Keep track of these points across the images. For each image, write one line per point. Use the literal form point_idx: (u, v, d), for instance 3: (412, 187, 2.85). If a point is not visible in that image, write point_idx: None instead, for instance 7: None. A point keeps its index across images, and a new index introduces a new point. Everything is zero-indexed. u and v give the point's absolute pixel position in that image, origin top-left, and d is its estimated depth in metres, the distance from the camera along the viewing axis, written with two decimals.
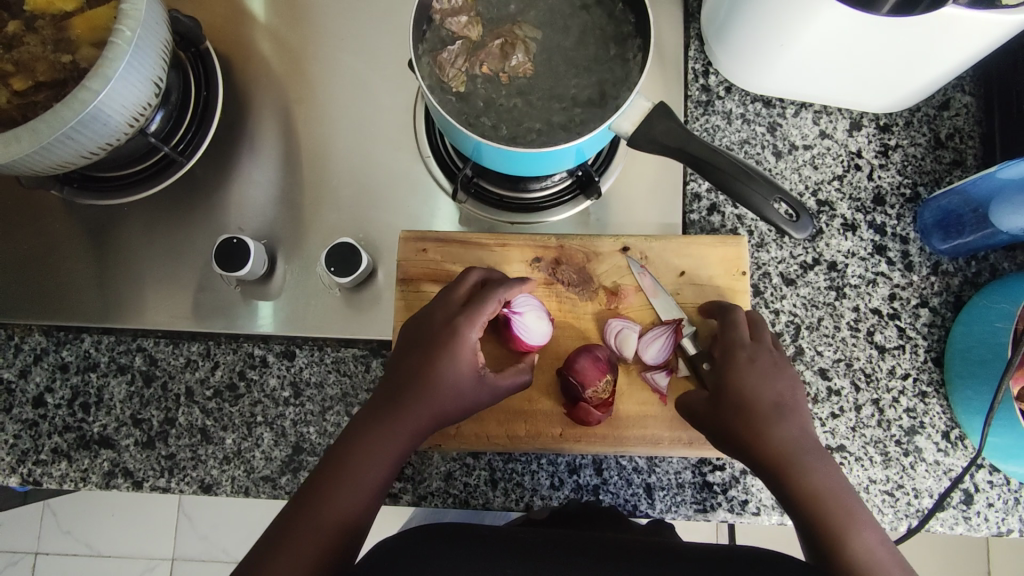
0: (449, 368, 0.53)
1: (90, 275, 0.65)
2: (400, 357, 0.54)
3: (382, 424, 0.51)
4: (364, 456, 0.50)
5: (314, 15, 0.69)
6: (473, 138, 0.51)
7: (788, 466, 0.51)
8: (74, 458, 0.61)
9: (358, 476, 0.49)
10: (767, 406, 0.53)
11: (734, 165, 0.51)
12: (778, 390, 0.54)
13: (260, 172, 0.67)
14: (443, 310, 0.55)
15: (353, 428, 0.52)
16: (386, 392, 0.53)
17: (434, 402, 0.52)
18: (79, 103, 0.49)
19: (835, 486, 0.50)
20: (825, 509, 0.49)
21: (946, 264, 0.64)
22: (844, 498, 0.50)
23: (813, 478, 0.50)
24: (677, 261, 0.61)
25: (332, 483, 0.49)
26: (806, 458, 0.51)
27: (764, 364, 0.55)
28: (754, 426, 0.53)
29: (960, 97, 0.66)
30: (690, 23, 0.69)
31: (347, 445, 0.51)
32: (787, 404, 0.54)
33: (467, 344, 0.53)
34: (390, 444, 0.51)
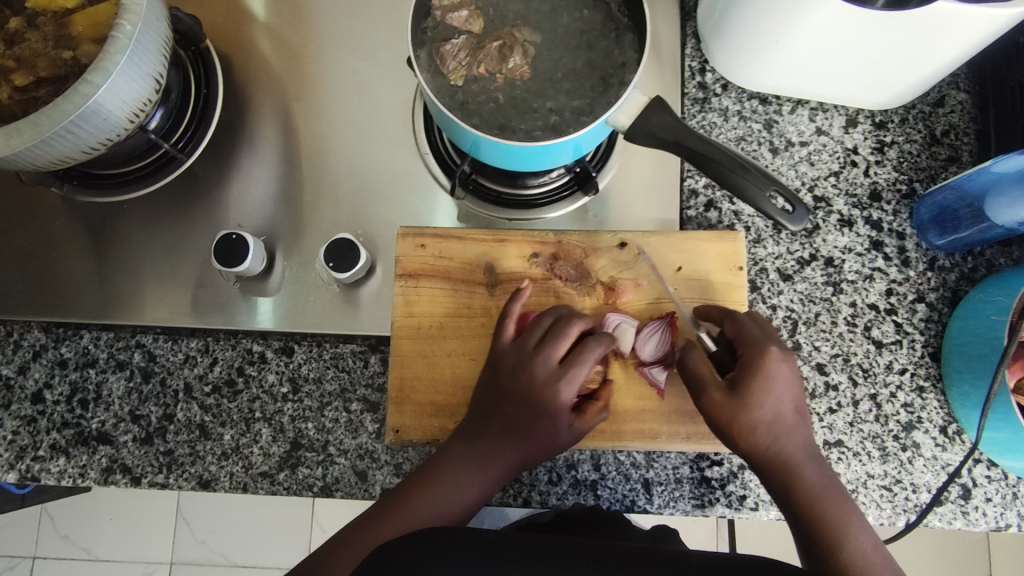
0: (542, 424, 0.55)
1: (89, 272, 0.65)
2: (485, 398, 0.57)
3: (467, 468, 0.55)
4: (447, 496, 0.54)
5: (313, 14, 0.70)
6: (471, 133, 0.51)
7: (795, 472, 0.53)
8: (73, 454, 0.61)
9: (437, 513, 0.54)
10: (778, 415, 0.53)
11: (730, 158, 0.51)
12: (796, 397, 0.54)
13: (259, 169, 0.67)
14: (538, 361, 0.55)
15: (439, 461, 0.56)
16: (476, 434, 0.56)
17: (527, 451, 0.56)
18: (80, 97, 0.49)
19: (834, 492, 0.52)
20: (824, 511, 0.51)
21: (942, 259, 0.64)
22: (843, 503, 0.52)
23: (816, 484, 0.52)
24: (674, 257, 0.62)
25: (404, 514, 0.54)
26: (812, 465, 0.53)
27: (786, 367, 0.54)
28: (770, 430, 0.53)
29: (955, 94, 0.67)
30: (686, 21, 0.69)
31: (430, 482, 0.55)
32: (799, 407, 0.54)
33: (564, 402, 0.55)
34: (474, 486, 0.55)
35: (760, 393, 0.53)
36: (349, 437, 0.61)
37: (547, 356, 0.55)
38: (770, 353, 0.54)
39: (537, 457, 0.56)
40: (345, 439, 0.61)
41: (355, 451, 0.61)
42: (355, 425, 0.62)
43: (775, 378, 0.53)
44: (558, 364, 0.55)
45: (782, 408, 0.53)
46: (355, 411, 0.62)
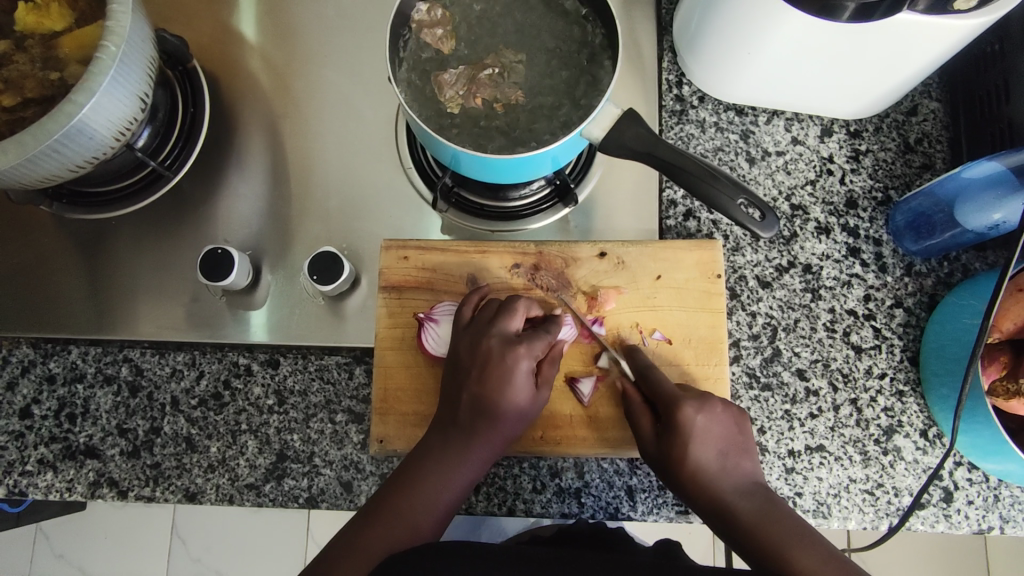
0: (510, 400, 0.55)
1: (78, 289, 0.66)
2: (452, 387, 0.57)
3: (447, 456, 0.54)
4: (432, 488, 0.53)
5: (299, 34, 0.71)
6: (451, 148, 0.52)
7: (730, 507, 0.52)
8: (61, 469, 0.62)
9: (428, 506, 0.53)
10: (710, 457, 0.54)
11: (699, 166, 0.52)
12: (724, 435, 0.55)
13: (246, 185, 0.68)
14: (493, 338, 0.56)
15: (417, 457, 0.55)
16: (449, 422, 0.56)
17: (499, 432, 0.55)
18: (64, 115, 0.50)
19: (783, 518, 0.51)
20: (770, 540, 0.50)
21: (919, 264, 0.65)
22: (794, 528, 0.50)
23: (754, 514, 0.52)
24: (653, 266, 0.62)
25: (393, 511, 0.52)
26: (746, 497, 0.53)
27: (706, 408, 0.55)
28: (695, 472, 0.54)
29: (927, 103, 0.68)
30: (663, 35, 0.71)
31: (417, 475, 0.54)
32: (729, 445, 0.55)
33: (523, 374, 0.55)
34: (459, 473, 0.54)
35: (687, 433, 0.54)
36: (334, 448, 0.62)
37: (504, 333, 0.56)
38: (682, 400, 0.55)
39: (507, 440, 0.56)
40: (330, 450, 0.62)
41: (340, 462, 0.62)
42: (340, 436, 0.62)
43: (690, 419, 0.54)
44: (516, 340, 0.56)
45: (707, 448, 0.54)
46: (339, 422, 0.62)
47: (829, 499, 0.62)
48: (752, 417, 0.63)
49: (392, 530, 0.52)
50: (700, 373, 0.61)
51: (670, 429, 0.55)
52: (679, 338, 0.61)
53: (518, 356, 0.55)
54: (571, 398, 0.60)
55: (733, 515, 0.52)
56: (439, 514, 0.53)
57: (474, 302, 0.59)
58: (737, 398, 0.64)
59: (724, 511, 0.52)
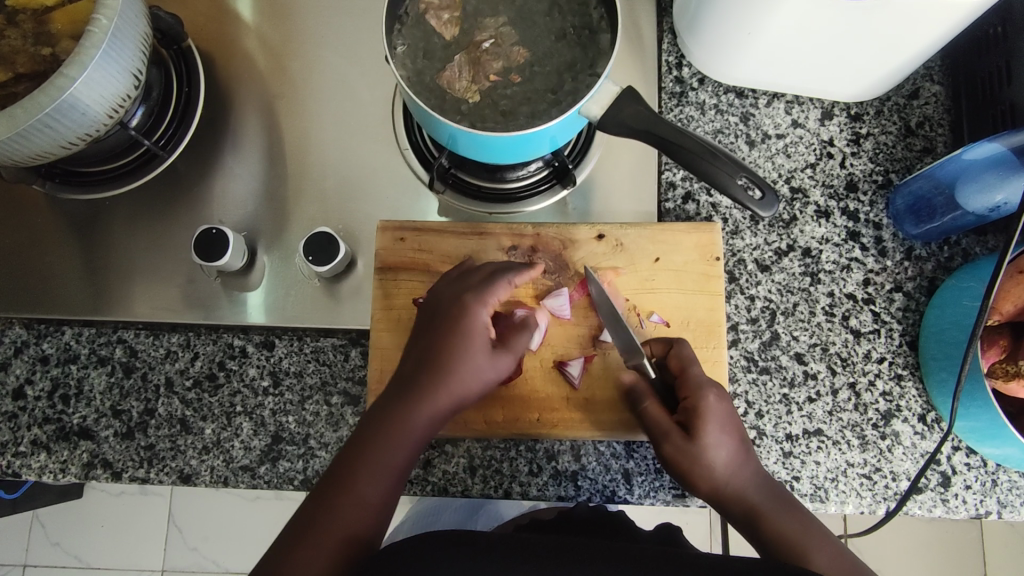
0: (469, 350, 0.53)
1: (72, 269, 0.66)
2: (415, 343, 0.56)
3: (398, 410, 0.52)
4: (385, 442, 0.51)
5: (295, 14, 0.71)
6: (449, 126, 0.52)
7: (749, 499, 0.53)
8: (54, 450, 0.61)
9: (382, 464, 0.50)
10: (736, 449, 0.53)
11: (699, 145, 0.52)
12: (740, 421, 0.54)
13: (241, 166, 0.68)
14: (455, 291, 0.56)
15: (371, 415, 0.53)
16: (407, 376, 0.54)
17: (456, 383, 0.53)
18: (56, 89, 0.50)
19: (792, 510, 0.53)
20: (788, 533, 0.51)
21: (919, 249, 0.65)
22: (794, 514, 0.52)
23: (767, 500, 0.53)
24: (652, 248, 0.62)
25: (347, 477, 0.49)
26: (762, 486, 0.53)
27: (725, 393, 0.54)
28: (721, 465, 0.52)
29: (929, 86, 0.68)
30: (663, 17, 0.70)
31: (369, 432, 0.51)
32: (741, 433, 0.54)
33: (484, 323, 0.54)
34: (416, 426, 0.52)
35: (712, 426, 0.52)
36: (330, 430, 0.62)
37: (466, 284, 0.56)
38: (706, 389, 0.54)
39: (463, 391, 0.53)
40: (326, 432, 0.62)
41: (336, 444, 0.61)
42: (335, 418, 0.62)
43: (715, 414, 0.53)
44: (473, 290, 0.56)
45: (730, 439, 0.53)
46: (335, 404, 0.62)
47: (827, 483, 0.62)
48: (750, 401, 0.63)
49: (344, 490, 0.49)
50: (697, 356, 0.60)
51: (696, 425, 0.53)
52: (676, 320, 0.61)
53: (477, 301, 0.54)
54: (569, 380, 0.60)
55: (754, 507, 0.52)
56: (395, 474, 0.51)
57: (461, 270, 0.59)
58: (735, 381, 0.63)
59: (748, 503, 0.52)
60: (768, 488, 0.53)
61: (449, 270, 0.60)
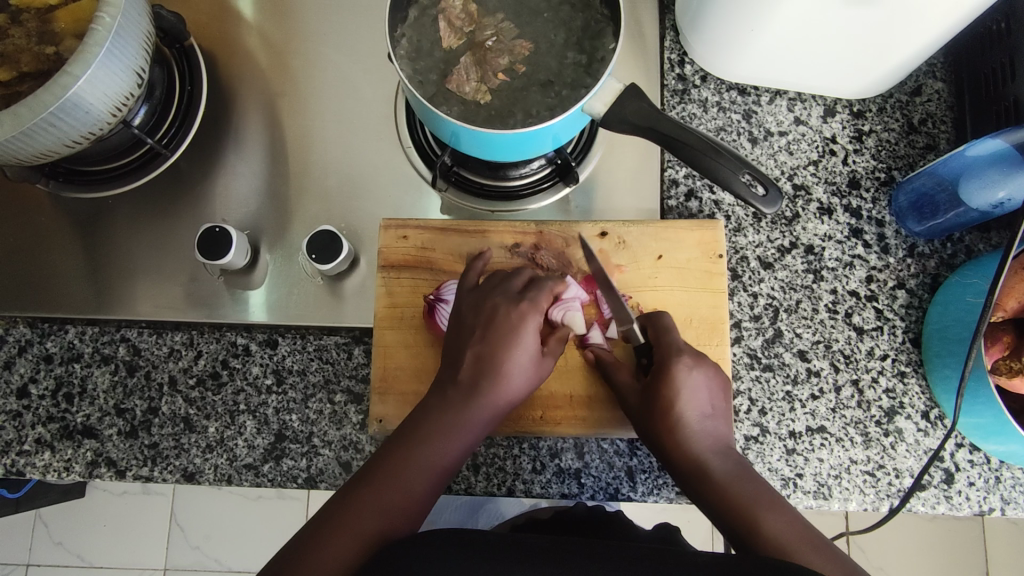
0: (514, 357, 0.54)
1: (76, 267, 0.66)
2: (454, 349, 0.56)
3: (449, 414, 0.53)
4: (434, 445, 0.52)
5: (297, 12, 0.71)
6: (452, 123, 0.52)
7: (707, 467, 0.52)
8: (58, 448, 0.62)
9: (424, 464, 0.51)
10: (693, 416, 0.54)
11: (702, 141, 0.52)
12: (709, 398, 0.55)
13: (244, 165, 0.68)
14: (499, 295, 0.57)
15: (416, 418, 0.53)
16: (450, 383, 0.54)
17: (503, 392, 0.54)
18: (60, 87, 0.50)
19: (750, 479, 0.52)
20: (738, 499, 0.50)
21: (922, 246, 0.65)
22: (759, 488, 0.51)
23: (728, 472, 0.52)
24: (654, 246, 0.62)
25: (382, 473, 0.50)
26: (722, 458, 0.53)
27: (695, 368, 0.55)
28: (680, 428, 0.53)
29: (931, 83, 0.68)
30: (666, 14, 0.70)
31: (417, 435, 0.52)
32: (714, 406, 0.55)
33: (532, 332, 0.55)
34: (458, 430, 0.52)
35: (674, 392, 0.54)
36: (333, 428, 0.62)
37: (509, 292, 0.57)
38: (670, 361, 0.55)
39: (509, 397, 0.54)
40: (329, 430, 0.62)
41: (339, 442, 0.62)
42: (339, 416, 0.62)
43: (683, 377, 0.54)
44: (519, 296, 0.57)
45: (694, 404, 0.54)
46: (339, 402, 0.62)
47: (830, 480, 0.62)
48: (753, 398, 0.63)
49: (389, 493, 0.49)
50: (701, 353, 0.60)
51: (658, 381, 0.55)
52: (679, 317, 0.61)
53: (527, 310, 0.56)
54: (572, 378, 0.60)
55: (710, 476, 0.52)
56: (436, 475, 0.51)
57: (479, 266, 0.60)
58: (738, 378, 0.63)
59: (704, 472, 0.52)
60: (727, 458, 0.53)
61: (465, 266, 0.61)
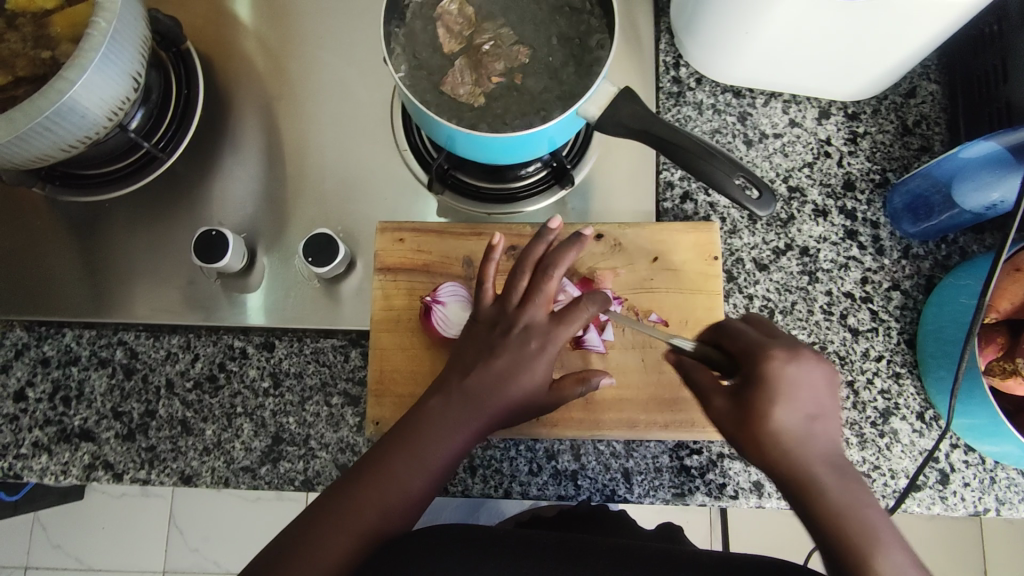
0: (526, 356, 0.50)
1: (73, 271, 0.66)
2: (467, 346, 0.53)
3: (445, 425, 0.49)
4: (425, 457, 0.48)
5: (294, 15, 0.71)
6: (448, 127, 0.52)
7: (816, 491, 0.41)
8: (55, 451, 0.62)
9: (422, 463, 0.47)
10: (798, 425, 0.43)
11: (696, 144, 0.52)
12: (823, 399, 0.44)
13: (241, 168, 0.68)
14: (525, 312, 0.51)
15: (416, 420, 0.49)
16: (455, 381, 0.51)
17: (502, 409, 0.50)
18: (56, 92, 0.50)
19: (863, 511, 0.40)
20: (847, 532, 0.40)
21: (916, 247, 0.65)
22: (880, 515, 0.40)
23: (839, 495, 0.41)
24: (650, 248, 0.62)
25: (378, 474, 0.47)
26: (837, 475, 0.42)
27: (800, 360, 0.44)
28: (776, 441, 0.43)
29: (926, 85, 0.68)
30: (660, 17, 0.70)
31: (409, 440, 0.48)
32: (822, 412, 0.43)
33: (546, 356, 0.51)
34: (459, 432, 0.49)
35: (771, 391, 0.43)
36: (330, 430, 0.62)
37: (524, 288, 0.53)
38: (769, 352, 0.45)
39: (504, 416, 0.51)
40: (326, 432, 0.62)
41: (336, 445, 0.62)
42: (336, 419, 0.62)
43: (778, 377, 0.43)
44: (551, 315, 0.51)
45: (795, 411, 0.43)
46: (335, 405, 0.62)
47: None
48: None
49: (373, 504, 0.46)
50: None
51: (751, 382, 0.44)
52: (675, 319, 0.61)
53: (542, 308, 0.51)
54: None
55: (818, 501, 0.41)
56: (434, 475, 0.48)
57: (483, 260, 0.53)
58: None
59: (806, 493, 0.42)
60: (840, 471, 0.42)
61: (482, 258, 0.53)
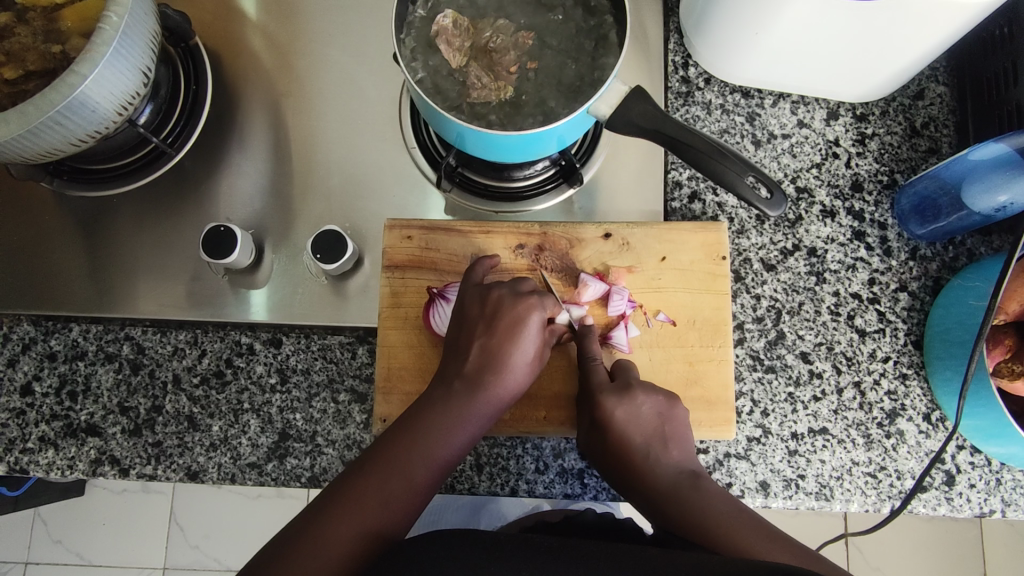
0: (516, 351, 0.55)
1: (79, 265, 0.66)
2: (460, 336, 0.56)
3: (452, 407, 0.53)
4: (434, 440, 0.52)
5: (302, 12, 0.71)
6: (458, 125, 0.52)
7: (661, 495, 0.53)
8: (62, 446, 0.62)
9: (427, 457, 0.51)
10: (624, 450, 0.55)
11: (709, 144, 0.52)
12: (649, 422, 0.56)
13: (249, 164, 0.68)
14: (505, 289, 0.57)
15: (420, 406, 0.54)
16: (452, 375, 0.55)
17: (506, 385, 0.54)
18: (68, 86, 0.50)
19: (701, 495, 0.52)
20: (690, 515, 0.51)
21: (924, 249, 0.65)
22: (713, 505, 0.51)
23: (682, 497, 0.52)
24: (658, 247, 0.62)
25: (388, 462, 0.50)
26: (677, 482, 0.54)
27: (631, 396, 0.56)
28: (625, 459, 0.55)
29: (934, 87, 0.68)
30: (670, 17, 0.70)
31: (418, 424, 0.52)
32: (656, 433, 0.56)
33: (534, 328, 0.56)
34: (460, 424, 0.53)
35: (609, 419, 0.55)
36: (337, 427, 0.62)
37: (515, 286, 0.57)
38: (607, 389, 0.56)
39: (510, 395, 0.55)
40: (333, 430, 0.62)
41: (343, 442, 0.62)
42: (343, 416, 0.62)
43: (612, 409, 0.55)
44: (526, 293, 0.57)
45: (634, 436, 0.55)
46: (342, 402, 0.62)
47: (832, 481, 0.62)
48: (756, 399, 0.63)
49: (377, 492, 0.49)
50: (704, 355, 0.61)
51: (596, 418, 0.56)
52: (683, 320, 0.61)
53: (528, 305, 0.56)
54: (576, 379, 0.61)
55: (662, 502, 0.53)
56: (439, 468, 0.52)
57: (488, 266, 0.60)
58: (741, 379, 0.64)
59: (658, 496, 0.53)
60: (673, 478, 0.54)
61: (468, 268, 0.60)
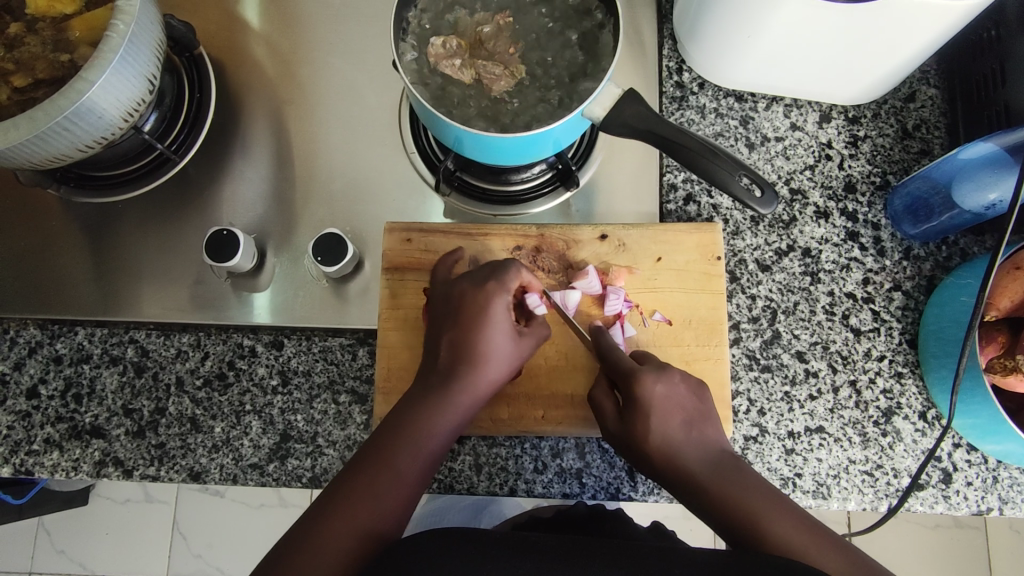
0: (487, 342, 0.55)
1: (86, 269, 0.67)
2: (434, 334, 0.57)
3: (428, 399, 0.54)
4: (416, 431, 0.52)
5: (304, 22, 0.72)
6: (455, 128, 0.53)
7: (702, 483, 0.52)
8: (66, 448, 0.62)
9: (411, 450, 0.52)
10: (663, 441, 0.53)
11: (700, 143, 0.53)
12: (684, 405, 0.55)
13: (252, 170, 0.69)
14: (468, 280, 0.57)
15: (402, 403, 0.55)
16: (428, 370, 0.56)
17: (479, 369, 0.54)
18: (76, 92, 0.51)
19: (744, 481, 0.52)
20: (739, 503, 0.50)
21: (917, 249, 0.66)
22: (761, 493, 0.51)
23: (722, 481, 0.52)
24: (654, 248, 0.63)
25: (373, 460, 0.51)
26: (712, 466, 0.53)
27: (665, 375, 0.55)
28: (662, 446, 0.53)
29: (925, 89, 0.69)
30: (664, 24, 0.72)
31: (398, 421, 0.53)
32: (687, 413, 0.55)
33: (499, 310, 0.55)
34: (440, 417, 0.53)
35: (645, 405, 0.54)
36: (338, 428, 0.62)
37: (475, 276, 0.57)
38: (641, 371, 0.55)
39: (485, 376, 0.55)
40: (334, 430, 0.62)
41: (343, 442, 0.62)
42: (343, 417, 0.63)
43: (650, 392, 0.54)
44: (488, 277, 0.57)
45: (669, 424, 0.54)
46: (343, 403, 0.63)
47: (829, 480, 0.62)
48: (753, 398, 0.64)
49: (365, 489, 0.50)
50: (700, 354, 0.61)
51: (631, 403, 0.54)
52: (680, 319, 0.62)
53: (491, 290, 0.56)
54: (575, 378, 0.61)
55: (704, 489, 0.52)
56: (424, 458, 0.52)
57: (449, 264, 0.61)
58: (738, 379, 0.64)
59: (696, 483, 0.52)
60: (710, 460, 0.53)
61: (438, 262, 0.61)
